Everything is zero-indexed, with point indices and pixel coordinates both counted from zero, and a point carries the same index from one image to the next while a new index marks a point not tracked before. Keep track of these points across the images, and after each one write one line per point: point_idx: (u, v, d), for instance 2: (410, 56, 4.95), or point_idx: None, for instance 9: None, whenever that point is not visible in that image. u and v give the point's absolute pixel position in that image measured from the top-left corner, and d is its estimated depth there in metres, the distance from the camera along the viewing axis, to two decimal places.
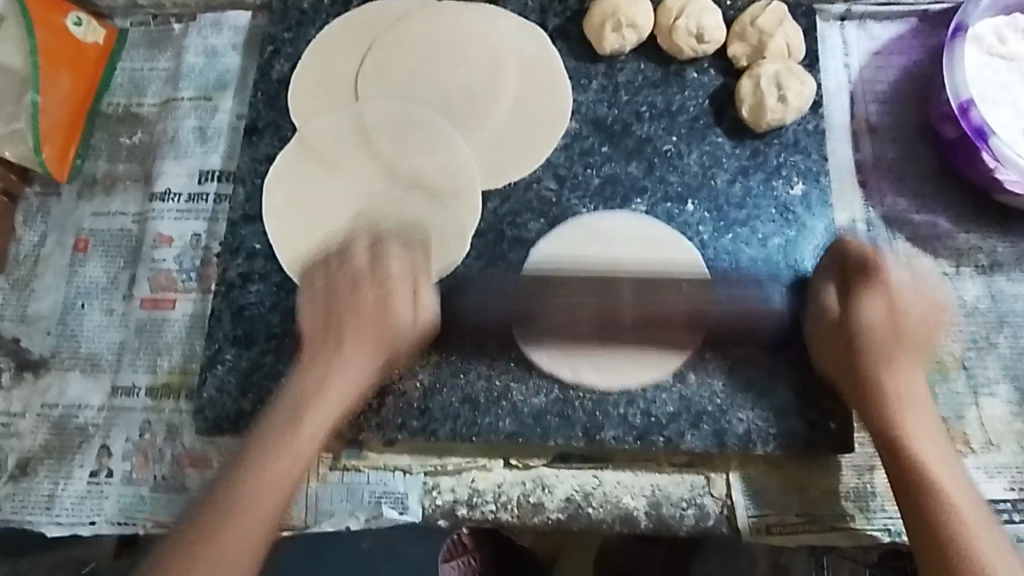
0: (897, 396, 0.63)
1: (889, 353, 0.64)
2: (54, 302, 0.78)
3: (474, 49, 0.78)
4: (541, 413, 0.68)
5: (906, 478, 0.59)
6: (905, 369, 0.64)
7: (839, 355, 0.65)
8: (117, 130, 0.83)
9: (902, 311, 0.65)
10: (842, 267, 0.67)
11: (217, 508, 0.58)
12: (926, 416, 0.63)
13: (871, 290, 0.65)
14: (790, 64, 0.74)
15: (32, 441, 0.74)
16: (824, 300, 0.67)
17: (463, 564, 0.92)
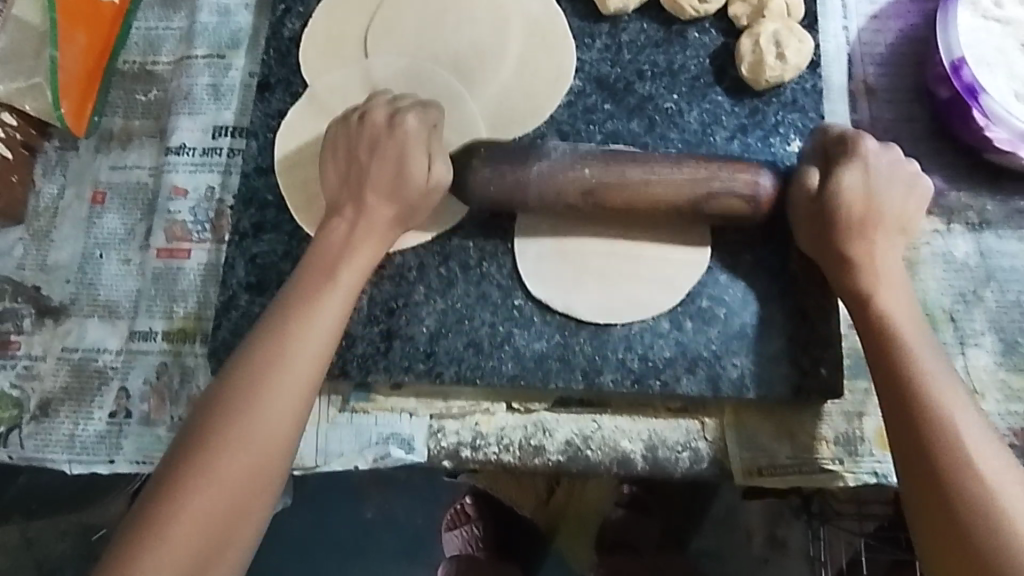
0: (888, 311, 0.60)
1: (864, 245, 0.63)
2: (72, 251, 0.81)
3: (480, 7, 0.80)
4: (543, 357, 0.71)
5: (903, 397, 0.56)
6: (883, 247, 0.63)
7: (817, 224, 0.64)
8: (132, 87, 0.86)
9: (877, 196, 0.63)
10: (826, 157, 0.66)
11: (189, 451, 0.54)
12: (931, 342, 0.59)
13: (852, 174, 0.64)
14: (789, 23, 0.76)
15: (52, 383, 0.77)
16: (805, 179, 0.66)
17: (466, 531, 1.04)
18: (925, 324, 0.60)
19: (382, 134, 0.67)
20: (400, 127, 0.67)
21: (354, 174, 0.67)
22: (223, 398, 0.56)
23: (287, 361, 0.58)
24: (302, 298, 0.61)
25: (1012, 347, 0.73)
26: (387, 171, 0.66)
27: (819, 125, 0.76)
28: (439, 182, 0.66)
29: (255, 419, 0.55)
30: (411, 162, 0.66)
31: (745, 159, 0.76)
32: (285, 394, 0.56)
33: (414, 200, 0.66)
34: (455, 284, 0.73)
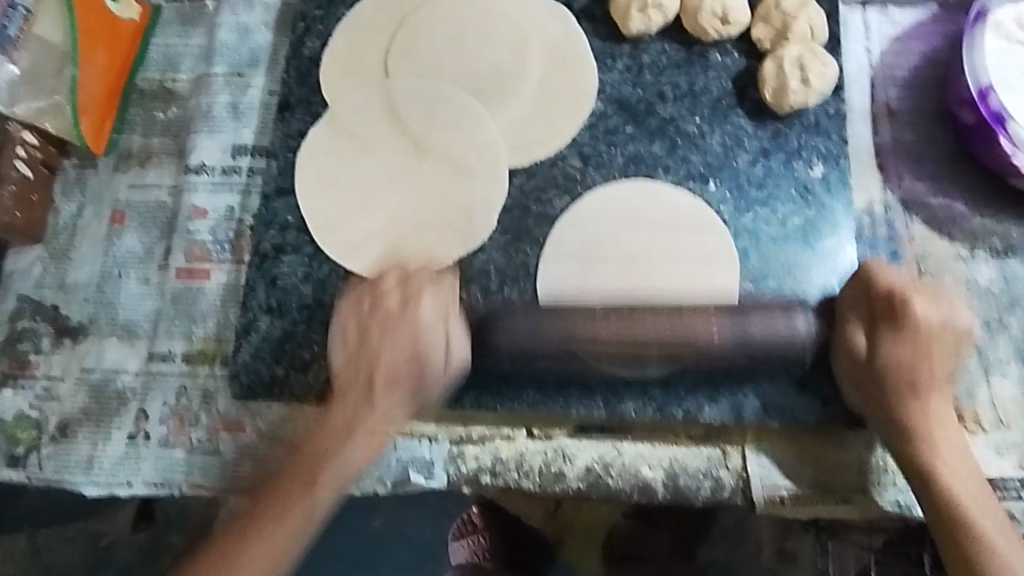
0: (929, 446, 0.64)
1: (907, 361, 0.65)
2: (91, 271, 0.81)
3: (500, 28, 0.79)
4: (564, 383, 0.71)
5: (949, 541, 0.61)
6: (925, 387, 0.65)
7: (856, 377, 0.67)
8: (151, 105, 0.86)
9: (924, 333, 0.65)
10: (868, 298, 0.67)
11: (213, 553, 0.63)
12: (954, 449, 0.64)
13: (899, 346, 0.65)
14: (813, 46, 0.75)
15: (71, 404, 0.76)
16: (851, 337, 0.67)
17: (473, 541, 1.01)
18: (948, 441, 0.64)
19: (395, 320, 0.68)
20: (413, 314, 0.69)
21: (369, 334, 0.69)
22: (250, 517, 0.64)
23: (323, 472, 0.66)
24: (339, 420, 0.68)
25: None
26: (405, 339, 0.68)
27: (842, 150, 0.76)
28: (460, 368, 0.69)
29: (300, 495, 0.65)
30: (431, 344, 0.68)
31: (767, 184, 0.75)
32: (316, 507, 0.65)
33: (430, 386, 0.69)
34: (476, 309, 0.72)
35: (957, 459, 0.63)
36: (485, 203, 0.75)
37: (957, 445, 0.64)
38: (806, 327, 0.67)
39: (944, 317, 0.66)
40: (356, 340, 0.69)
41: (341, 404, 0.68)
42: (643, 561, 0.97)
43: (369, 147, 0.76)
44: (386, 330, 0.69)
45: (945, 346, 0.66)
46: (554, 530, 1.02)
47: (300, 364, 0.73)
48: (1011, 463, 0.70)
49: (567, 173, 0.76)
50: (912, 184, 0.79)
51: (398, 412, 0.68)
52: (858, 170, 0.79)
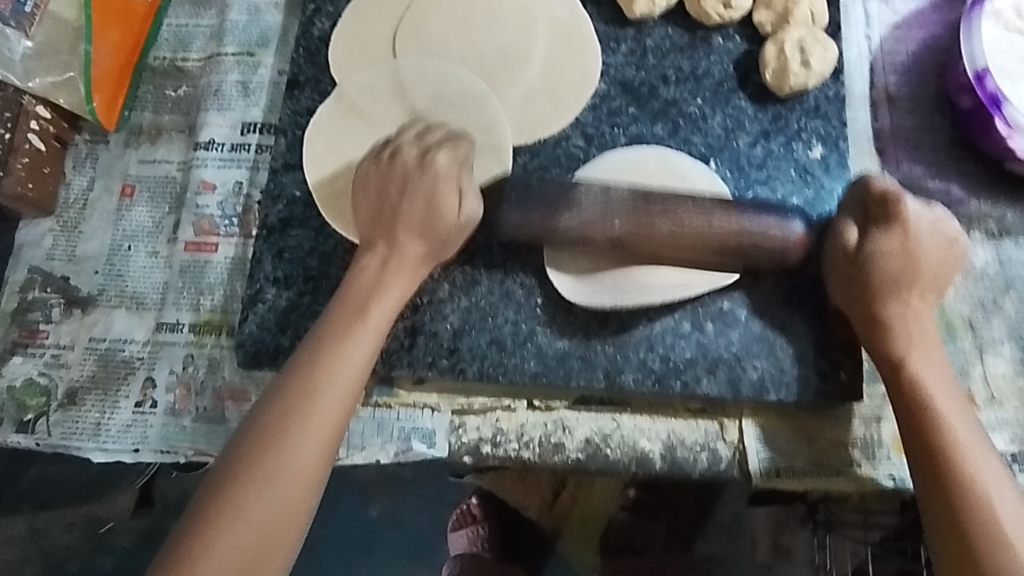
0: (920, 372, 0.62)
1: (899, 300, 0.64)
2: (101, 243, 0.82)
3: (507, 10, 0.80)
4: (564, 355, 0.72)
5: (943, 493, 0.58)
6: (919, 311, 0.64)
7: (848, 279, 0.66)
8: (162, 84, 0.87)
9: (921, 262, 0.64)
10: (864, 208, 0.65)
11: (232, 476, 0.58)
12: (950, 392, 0.62)
13: (890, 243, 0.64)
14: (813, 31, 0.77)
15: (80, 372, 0.78)
16: (844, 231, 0.66)
17: (472, 532, 1.07)
18: (948, 380, 0.62)
19: (415, 172, 0.68)
20: (431, 165, 0.68)
21: (386, 203, 0.68)
22: (260, 436, 0.59)
23: (325, 386, 0.61)
24: (333, 346, 0.63)
25: None
26: (421, 205, 0.67)
27: (841, 133, 0.77)
28: (470, 217, 0.69)
29: (285, 461, 0.59)
30: (444, 196, 0.67)
31: (767, 164, 0.76)
32: (330, 402, 0.61)
33: (443, 232, 0.68)
34: (480, 283, 0.74)
35: (965, 424, 0.60)
36: (489, 180, 0.76)
37: (957, 393, 0.62)
38: (801, 233, 0.67)
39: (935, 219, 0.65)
40: (371, 220, 0.69)
41: (330, 320, 0.65)
42: (637, 553, 1.03)
43: (376, 124, 0.78)
44: (390, 262, 0.67)
45: (941, 252, 0.65)
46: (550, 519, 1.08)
47: (305, 334, 0.74)
48: (1002, 438, 0.72)
49: (570, 152, 0.78)
50: (910, 168, 0.80)
51: (421, 261, 0.69)
52: (856, 153, 0.80)
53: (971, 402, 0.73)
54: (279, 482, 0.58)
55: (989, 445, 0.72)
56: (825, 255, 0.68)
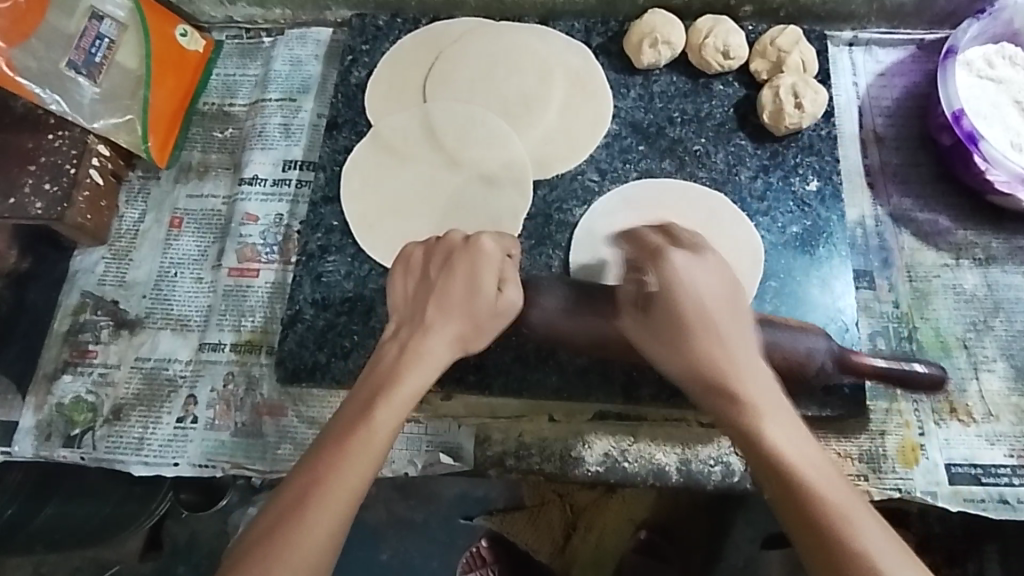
0: (723, 365, 0.54)
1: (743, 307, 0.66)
2: (149, 270, 0.88)
3: (527, 61, 0.89)
4: (584, 371, 0.76)
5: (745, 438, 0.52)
6: (769, 321, 0.65)
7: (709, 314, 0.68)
8: (210, 125, 0.95)
9: (752, 286, 0.68)
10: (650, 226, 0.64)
11: (280, 522, 0.53)
12: (767, 354, 0.61)
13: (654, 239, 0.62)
14: (805, 77, 0.84)
15: (125, 390, 0.83)
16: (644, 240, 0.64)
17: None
18: (766, 357, 0.60)
19: (460, 255, 0.66)
20: (476, 246, 0.66)
21: (424, 290, 0.65)
22: (316, 475, 0.55)
23: (381, 408, 0.58)
24: (355, 411, 0.58)
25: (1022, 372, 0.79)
26: (461, 287, 0.64)
27: (834, 168, 0.84)
28: (509, 306, 0.66)
29: (303, 537, 0.53)
30: (483, 283, 0.65)
31: (767, 197, 0.83)
32: (385, 430, 0.57)
33: (485, 323, 0.65)
34: None
35: (771, 409, 0.53)
36: (512, 210, 0.83)
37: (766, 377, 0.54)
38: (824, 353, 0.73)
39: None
40: (409, 303, 0.66)
41: (377, 364, 0.62)
42: None
43: (408, 161, 0.85)
44: (420, 339, 0.63)
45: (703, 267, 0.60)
46: (560, 565, 1.02)
47: (340, 352, 0.79)
48: (1000, 451, 0.76)
49: (586, 186, 0.84)
50: (900, 201, 0.86)
51: (452, 348, 0.64)
52: (850, 188, 0.87)
53: (968, 417, 0.77)
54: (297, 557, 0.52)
55: (987, 456, 0.76)
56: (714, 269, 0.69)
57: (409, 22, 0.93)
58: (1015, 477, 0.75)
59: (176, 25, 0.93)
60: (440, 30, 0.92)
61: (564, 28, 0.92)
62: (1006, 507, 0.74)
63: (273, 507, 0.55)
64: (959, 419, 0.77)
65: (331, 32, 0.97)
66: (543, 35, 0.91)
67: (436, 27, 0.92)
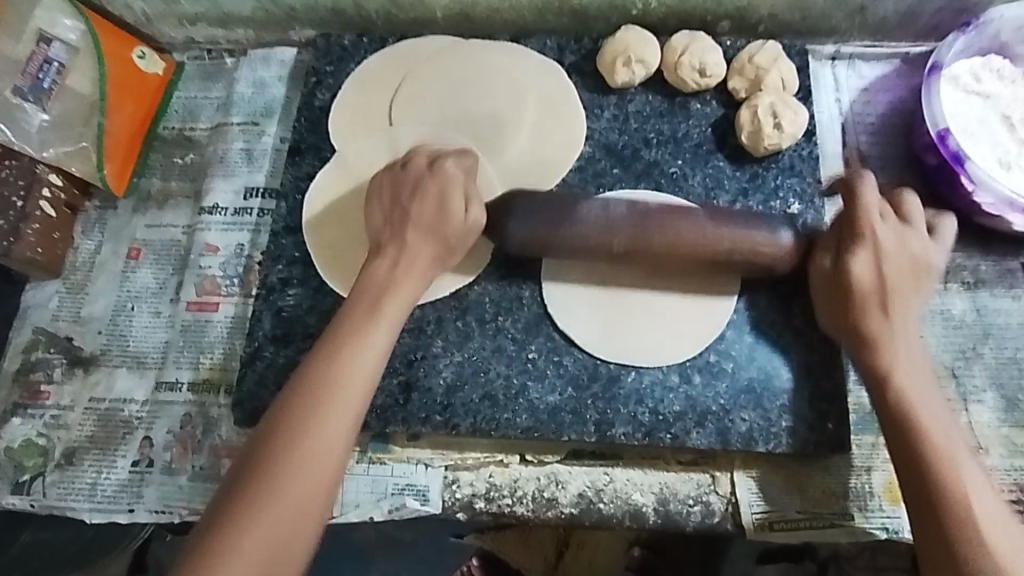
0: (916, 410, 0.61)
1: (879, 320, 0.66)
2: (106, 304, 0.85)
3: (498, 81, 0.86)
4: (555, 409, 0.73)
5: (933, 506, 0.57)
6: (904, 329, 0.66)
7: (834, 304, 0.68)
8: (171, 152, 0.91)
9: (888, 278, 0.66)
10: (838, 231, 0.69)
11: (270, 441, 0.58)
12: (936, 399, 0.62)
13: (862, 259, 0.67)
14: (784, 96, 0.81)
15: (79, 432, 0.79)
16: (817, 260, 0.70)
17: None
18: (938, 403, 0.62)
19: (422, 180, 0.70)
20: (441, 171, 0.70)
21: (399, 211, 0.70)
22: (314, 391, 0.59)
23: (357, 352, 0.62)
24: (349, 326, 0.64)
25: (1013, 402, 0.76)
26: (430, 210, 0.69)
27: (817, 190, 0.81)
28: (477, 222, 0.70)
29: (315, 451, 0.57)
30: (453, 204, 0.69)
31: None
32: (376, 343, 0.63)
33: (454, 241, 0.70)
34: (472, 339, 0.75)
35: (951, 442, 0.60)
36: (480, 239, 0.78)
37: (947, 421, 0.61)
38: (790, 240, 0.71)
39: (903, 240, 0.68)
40: (383, 227, 0.70)
41: (351, 317, 0.64)
42: None
43: None
44: (400, 261, 0.68)
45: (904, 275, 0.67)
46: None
47: None
48: (990, 486, 0.73)
49: None
50: None
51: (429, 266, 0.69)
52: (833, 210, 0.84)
53: None
54: (311, 466, 0.57)
55: None
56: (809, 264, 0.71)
57: (375, 41, 0.89)
58: None
59: (133, 48, 0.89)
60: (408, 50, 0.88)
61: (536, 46, 0.88)
62: None
63: (280, 420, 0.58)
64: None
65: (296, 52, 0.94)
66: (515, 54, 0.88)
67: (403, 46, 0.88)
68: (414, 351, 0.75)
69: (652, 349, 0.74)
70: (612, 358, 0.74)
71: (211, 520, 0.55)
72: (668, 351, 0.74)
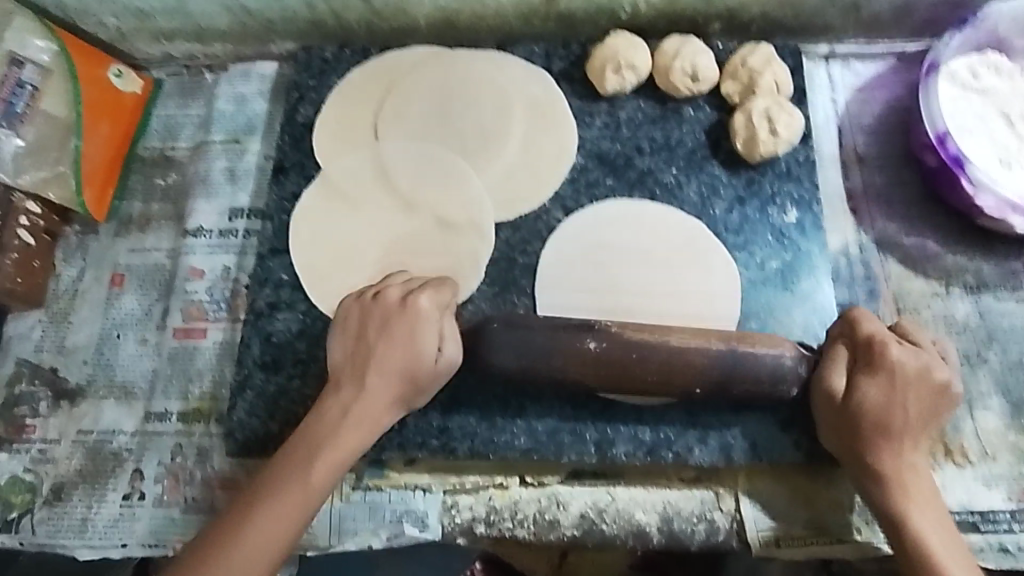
0: (918, 523, 0.62)
1: (880, 437, 0.64)
2: (90, 333, 0.82)
3: (484, 92, 0.84)
4: (554, 430, 0.71)
5: (905, 546, 0.61)
6: (912, 440, 0.64)
7: (834, 428, 0.66)
8: (152, 172, 0.89)
9: (897, 395, 0.64)
10: (853, 345, 0.67)
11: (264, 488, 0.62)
12: (927, 489, 0.63)
13: (876, 385, 0.65)
14: (779, 100, 0.79)
15: (67, 467, 0.77)
16: (830, 381, 0.66)
17: None
18: (927, 483, 0.64)
19: (395, 317, 0.67)
20: (413, 307, 0.68)
21: (365, 329, 0.68)
22: (310, 421, 0.65)
23: (342, 437, 0.64)
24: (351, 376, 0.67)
25: (1019, 407, 0.74)
26: (399, 346, 0.66)
27: (814, 196, 0.79)
28: (450, 365, 0.68)
29: (299, 478, 0.63)
30: (422, 345, 0.67)
31: (744, 229, 0.78)
32: (371, 408, 0.66)
33: (420, 379, 0.67)
34: (467, 359, 0.74)
35: (939, 528, 0.62)
36: (473, 259, 0.78)
37: (937, 509, 0.63)
38: (794, 361, 0.67)
39: (924, 368, 0.65)
40: (344, 362, 0.67)
41: (337, 390, 0.66)
42: None
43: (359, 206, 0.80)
44: (370, 362, 0.66)
45: (923, 397, 0.65)
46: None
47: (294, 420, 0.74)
48: (998, 494, 0.71)
49: (551, 226, 0.79)
50: (885, 226, 0.82)
51: (395, 395, 0.67)
52: (831, 213, 0.82)
53: (964, 459, 0.73)
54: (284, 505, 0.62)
55: (985, 500, 0.71)
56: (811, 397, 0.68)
57: (358, 53, 0.87)
58: (1015, 522, 0.70)
59: (108, 67, 0.87)
60: (391, 61, 0.86)
61: (523, 52, 0.86)
62: (1006, 556, 0.69)
63: (290, 446, 0.64)
64: (955, 461, 0.73)
65: (276, 66, 0.91)
66: (501, 62, 0.85)
67: (386, 57, 0.86)
68: None
69: None
70: None
71: (199, 541, 0.61)
72: None
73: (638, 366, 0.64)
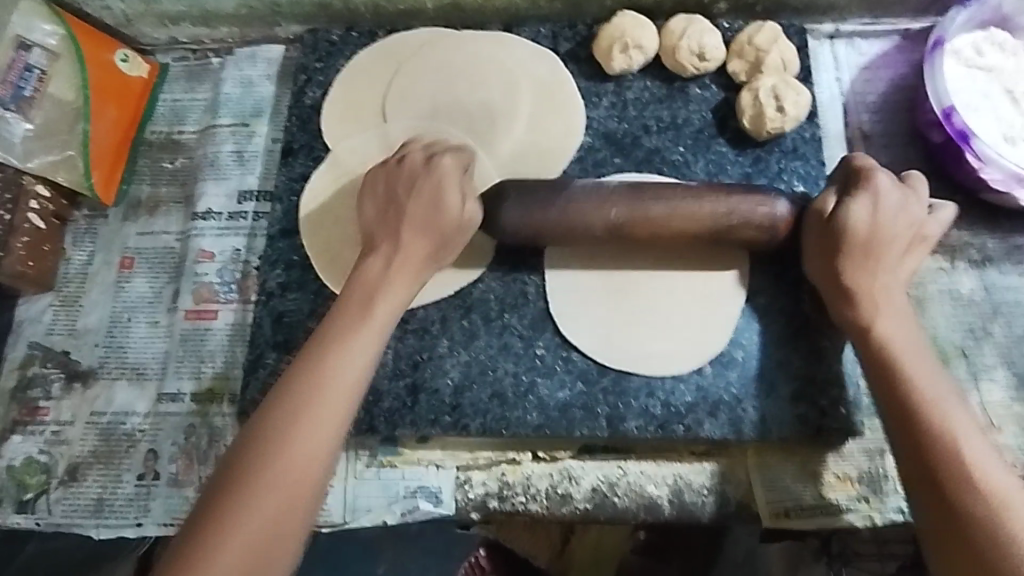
0: (914, 376, 0.58)
1: (864, 268, 0.64)
2: (101, 316, 0.83)
3: (491, 72, 0.84)
4: (566, 406, 0.72)
5: (941, 474, 0.54)
6: (887, 283, 0.64)
7: (829, 277, 0.65)
8: (159, 156, 0.89)
9: (872, 237, 0.64)
10: (843, 184, 0.67)
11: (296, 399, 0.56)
12: (934, 366, 0.60)
13: (861, 206, 0.65)
14: (785, 77, 0.79)
15: (81, 448, 0.77)
16: (821, 202, 0.67)
17: None
18: (935, 368, 0.60)
19: (419, 175, 0.68)
20: (436, 166, 0.68)
21: (393, 216, 0.67)
22: (341, 319, 0.62)
23: (360, 330, 0.61)
24: (375, 266, 0.65)
25: None
26: (421, 204, 0.67)
27: (821, 172, 0.80)
28: (470, 218, 0.68)
29: (329, 390, 0.57)
30: (448, 198, 0.67)
31: None
32: (390, 298, 0.64)
33: (446, 237, 0.67)
34: (479, 336, 0.74)
35: (948, 400, 0.57)
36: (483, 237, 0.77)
37: (947, 386, 0.58)
38: (786, 209, 0.69)
39: (904, 204, 0.66)
40: (376, 220, 0.68)
41: (373, 250, 0.66)
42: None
43: None
44: (395, 259, 0.66)
45: (899, 250, 0.65)
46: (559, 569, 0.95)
47: None
48: (1003, 465, 0.72)
49: None
50: None
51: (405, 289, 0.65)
52: None
53: None
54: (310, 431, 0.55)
55: None
56: (802, 229, 0.69)
57: (365, 35, 0.87)
58: None
59: (114, 50, 0.86)
60: (398, 42, 0.86)
61: (529, 34, 0.86)
62: None
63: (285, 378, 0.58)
64: None
65: (283, 49, 0.91)
66: (508, 43, 0.85)
67: (394, 38, 0.86)
68: (420, 352, 0.74)
69: (659, 355, 0.73)
70: (615, 364, 0.73)
71: (207, 498, 0.54)
72: (675, 356, 0.72)
73: (665, 217, 0.68)
